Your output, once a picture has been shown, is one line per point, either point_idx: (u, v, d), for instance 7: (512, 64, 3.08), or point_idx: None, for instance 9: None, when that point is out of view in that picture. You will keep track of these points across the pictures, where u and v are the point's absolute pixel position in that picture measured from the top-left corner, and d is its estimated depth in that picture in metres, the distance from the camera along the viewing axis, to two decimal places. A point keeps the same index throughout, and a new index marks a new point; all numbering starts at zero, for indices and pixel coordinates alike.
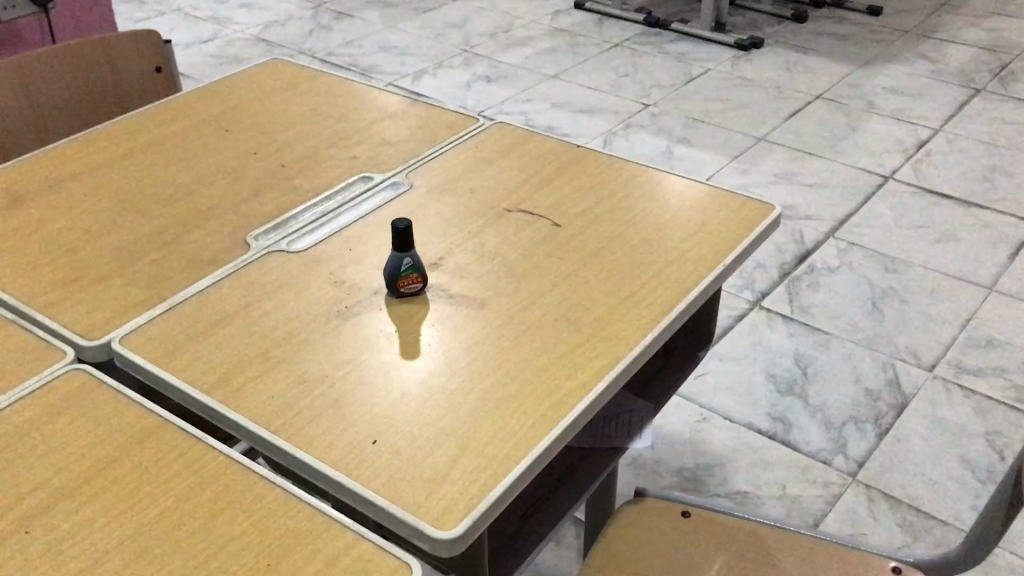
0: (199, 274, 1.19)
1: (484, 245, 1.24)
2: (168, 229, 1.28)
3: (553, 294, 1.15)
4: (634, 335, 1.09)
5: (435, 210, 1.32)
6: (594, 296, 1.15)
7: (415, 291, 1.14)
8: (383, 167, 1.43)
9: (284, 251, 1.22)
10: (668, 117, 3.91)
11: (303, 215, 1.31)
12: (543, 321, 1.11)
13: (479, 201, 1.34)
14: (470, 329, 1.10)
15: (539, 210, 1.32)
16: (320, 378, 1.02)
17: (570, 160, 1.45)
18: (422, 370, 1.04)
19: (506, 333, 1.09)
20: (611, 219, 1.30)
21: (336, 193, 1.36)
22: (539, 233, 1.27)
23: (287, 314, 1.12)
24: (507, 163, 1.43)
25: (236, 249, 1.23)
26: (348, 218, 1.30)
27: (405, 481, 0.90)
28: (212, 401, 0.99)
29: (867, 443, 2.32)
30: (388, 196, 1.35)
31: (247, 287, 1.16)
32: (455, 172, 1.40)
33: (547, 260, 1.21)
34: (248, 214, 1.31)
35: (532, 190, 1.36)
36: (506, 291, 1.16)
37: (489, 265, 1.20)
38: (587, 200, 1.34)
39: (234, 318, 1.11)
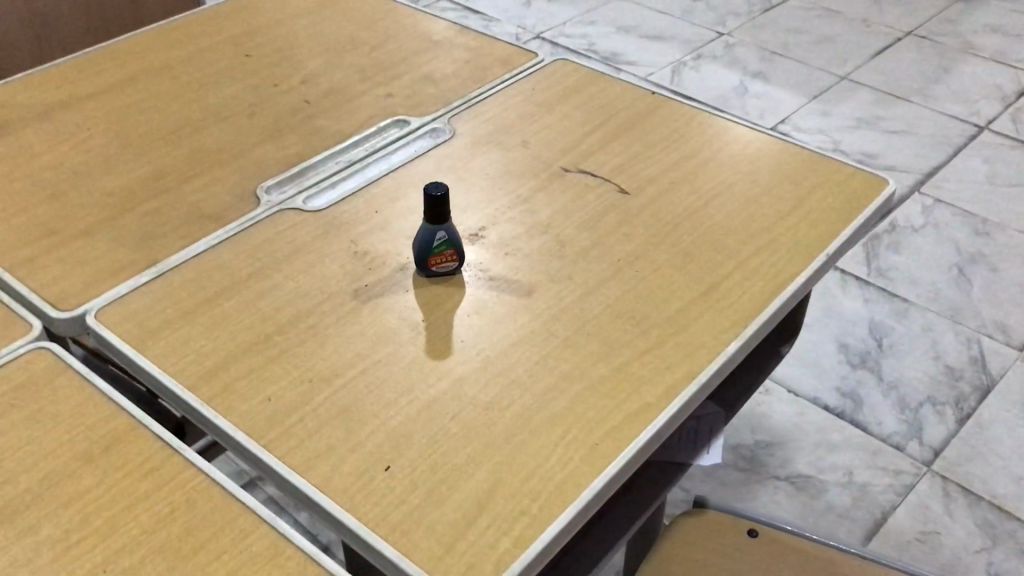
0: (198, 233, 1.01)
1: (536, 215, 1.04)
2: (168, 173, 1.09)
3: (616, 282, 0.95)
4: (714, 343, 0.89)
5: (480, 166, 1.11)
6: (667, 286, 0.95)
7: (450, 269, 0.95)
8: (422, 109, 1.22)
9: (299, 209, 1.04)
10: (743, 48, 3.60)
11: (326, 165, 1.12)
12: (603, 316, 0.91)
13: (533, 157, 1.13)
14: (512, 323, 0.91)
15: (603, 173, 1.10)
16: (328, 377, 0.84)
17: (644, 110, 1.22)
18: (451, 374, 0.85)
19: (557, 331, 0.90)
20: (690, 188, 1.08)
21: (366, 139, 1.17)
22: (602, 202, 1.06)
23: (295, 291, 0.93)
24: (568, 110, 1.22)
25: (244, 204, 1.05)
26: (377, 171, 1.11)
27: (422, 525, 0.72)
28: (197, 401, 0.82)
29: (946, 428, 2.11)
30: (425, 146, 1.15)
31: (252, 254, 0.98)
32: (506, 120, 1.19)
33: (611, 237, 1.01)
34: (262, 161, 1.12)
35: (596, 146, 1.15)
36: (559, 277, 0.96)
37: (541, 241, 1.00)
38: (661, 163, 1.12)
39: (233, 292, 0.93)
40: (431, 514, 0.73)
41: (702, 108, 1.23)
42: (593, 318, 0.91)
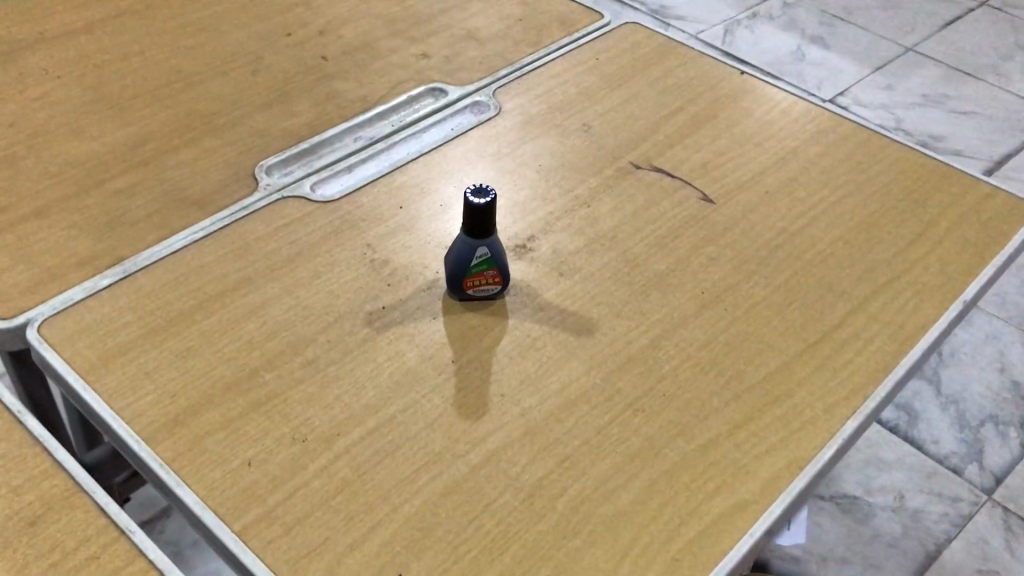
0: (178, 222, 0.81)
1: (599, 225, 0.84)
2: (148, 139, 0.89)
3: (698, 323, 0.75)
4: (825, 418, 0.69)
5: (530, 156, 0.91)
6: (763, 336, 0.75)
7: (490, 293, 0.76)
8: (463, 75, 1.01)
9: (306, 199, 0.83)
10: (801, 9, 3.33)
11: (343, 141, 0.92)
12: (683, 372, 0.71)
13: (595, 147, 0.92)
14: (567, 372, 0.71)
15: (682, 173, 0.90)
16: (328, 436, 0.65)
17: (731, 93, 1.01)
18: (488, 441, 0.65)
19: (624, 387, 0.70)
20: (790, 200, 0.87)
21: (393, 111, 0.96)
22: (680, 213, 0.85)
23: (294, 310, 0.74)
24: (640, 89, 1.00)
25: (239, 187, 0.85)
26: (405, 153, 0.90)
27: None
28: (157, 462, 0.63)
29: (1009, 452, 1.90)
30: (464, 125, 0.94)
31: (244, 255, 0.78)
32: (563, 98, 0.98)
33: (692, 261, 0.81)
34: (265, 130, 0.91)
35: (674, 137, 0.94)
36: (625, 310, 0.76)
37: (603, 261, 0.80)
38: (755, 163, 0.91)
39: (216, 307, 0.73)
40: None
41: (803, 96, 1.01)
42: (671, 374, 0.71)
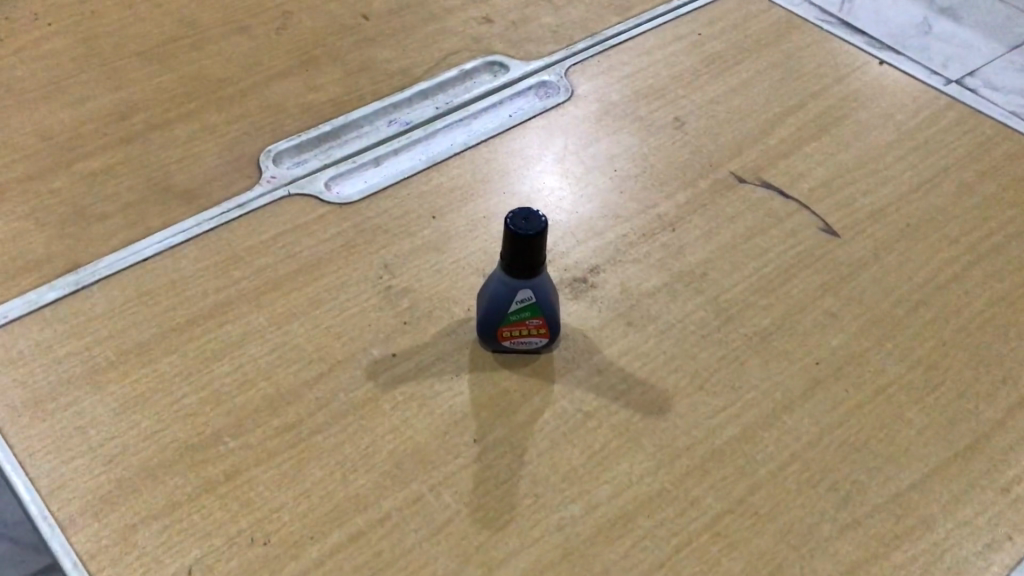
0: (155, 219, 0.65)
1: (684, 257, 0.65)
2: (137, 108, 0.73)
3: (806, 410, 0.56)
4: (980, 566, 0.50)
5: (603, 159, 0.72)
6: (896, 436, 0.55)
7: (533, 346, 0.58)
8: (531, 46, 0.82)
9: (316, 200, 0.66)
10: None
11: (374, 123, 0.74)
12: (782, 481, 0.53)
13: (687, 151, 0.73)
14: (625, 467, 0.53)
15: (799, 194, 0.70)
16: (298, 540, 0.49)
17: (867, 87, 0.79)
18: (510, 564, 0.48)
19: (702, 498, 0.52)
20: (940, 239, 0.67)
21: (440, 88, 0.78)
22: (792, 249, 0.66)
23: (280, 351, 0.57)
24: (750, 76, 0.80)
25: (238, 176, 0.68)
26: (447, 144, 0.72)
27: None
28: (70, 560, 0.48)
29: None
30: (525, 112, 0.75)
31: (227, 269, 0.61)
32: (652, 83, 0.78)
33: (804, 319, 0.61)
34: (280, 105, 0.74)
35: (791, 144, 0.74)
36: (711, 383, 0.57)
37: (686, 308, 0.62)
38: (896, 184, 0.70)
39: (181, 339, 0.57)
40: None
41: (948, 92, 0.80)
42: (767, 484, 0.53)
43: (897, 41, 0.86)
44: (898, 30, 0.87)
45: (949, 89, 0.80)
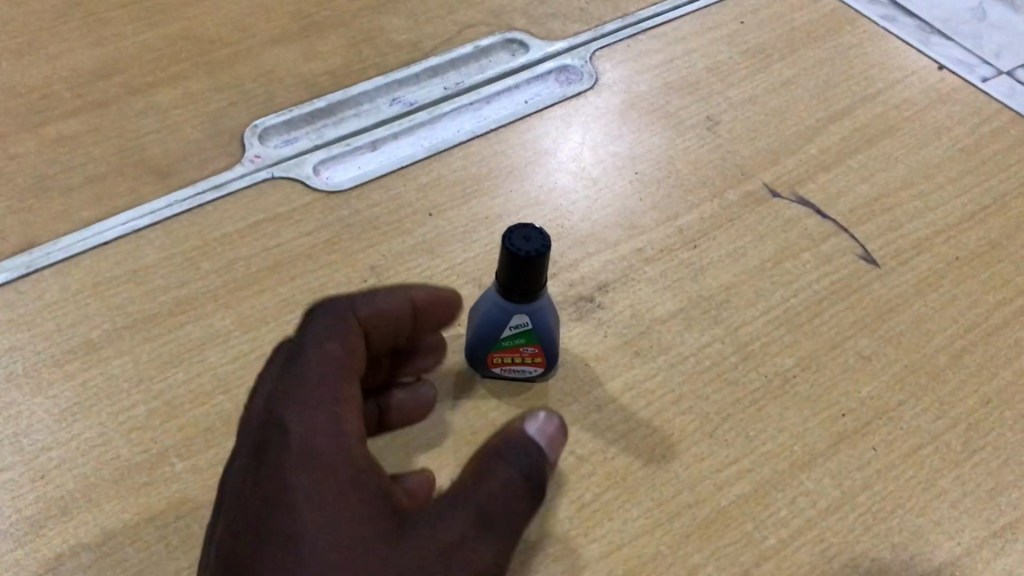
0: (122, 195, 0.59)
1: (704, 279, 0.58)
2: (118, 69, 0.66)
3: (827, 470, 0.50)
4: None
5: (624, 159, 0.65)
6: (927, 506, 0.49)
7: (527, 373, 0.52)
8: (554, 24, 0.75)
9: (302, 186, 0.60)
10: None
11: (375, 101, 0.67)
12: (794, 552, 0.47)
13: (719, 155, 0.66)
14: (617, 524, 0.47)
15: (839, 214, 0.63)
16: None
17: (924, 95, 0.71)
18: None
19: (701, 566, 0.46)
20: (993, 278, 0.59)
21: (452, 66, 0.70)
22: (825, 278, 0.59)
23: (244, 359, 0.51)
24: (794, 74, 0.72)
25: (219, 153, 0.62)
26: (453, 131, 0.66)
27: None
28: None
29: None
30: (541, 100, 0.68)
31: (195, 261, 0.55)
32: (685, 75, 0.71)
33: (832, 360, 0.55)
34: (272, 74, 0.67)
35: (834, 156, 0.66)
36: (721, 429, 0.51)
37: (701, 340, 0.55)
38: (947, 210, 0.63)
39: (136, 339, 0.51)
40: (429, 349, 0.51)
41: (1015, 105, 0.71)
42: (776, 554, 0.47)
43: (951, 24, 0.78)
44: (953, 7, 0.80)
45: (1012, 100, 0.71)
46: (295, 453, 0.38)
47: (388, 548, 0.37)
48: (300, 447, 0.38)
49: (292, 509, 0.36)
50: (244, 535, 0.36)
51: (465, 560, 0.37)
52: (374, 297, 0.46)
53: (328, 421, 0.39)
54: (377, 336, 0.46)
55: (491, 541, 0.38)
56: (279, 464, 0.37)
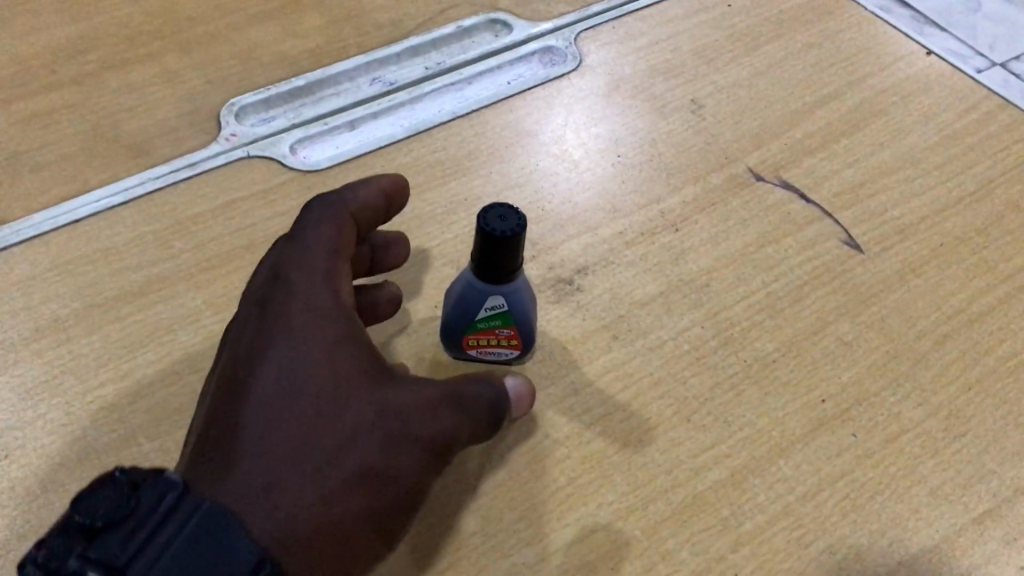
0: (94, 172, 0.58)
1: (685, 263, 0.57)
2: (93, 45, 0.65)
3: (805, 455, 0.49)
4: None
5: (606, 141, 0.64)
6: (905, 493, 0.48)
7: (502, 356, 0.52)
8: (539, 5, 0.74)
9: (278, 165, 0.59)
10: None
11: (355, 80, 0.66)
12: (771, 538, 0.46)
13: (702, 139, 0.65)
14: (591, 509, 0.47)
15: (822, 198, 0.62)
16: None
17: (912, 81, 0.71)
18: None
19: (675, 552, 0.45)
20: (978, 265, 0.59)
21: (434, 46, 0.69)
22: (808, 263, 0.58)
23: (216, 340, 0.50)
24: (780, 58, 0.71)
25: (195, 131, 0.61)
26: (434, 111, 0.65)
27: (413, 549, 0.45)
28: None
29: None
30: (524, 81, 0.68)
31: (168, 240, 0.54)
32: (671, 58, 0.70)
33: (813, 346, 0.54)
34: (251, 52, 0.66)
35: (819, 141, 0.65)
36: (699, 414, 0.51)
37: (681, 324, 0.54)
38: (933, 196, 0.62)
39: (105, 318, 0.51)
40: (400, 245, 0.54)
41: (1007, 95, 0.70)
42: (752, 540, 0.46)
43: (946, 16, 0.77)
44: None
45: (1005, 90, 0.70)
46: (296, 299, 0.44)
47: (362, 391, 0.42)
48: (303, 306, 0.44)
49: (296, 352, 0.42)
50: (241, 364, 0.43)
51: (437, 420, 0.43)
52: (359, 191, 0.50)
53: (325, 287, 0.45)
54: (365, 225, 0.50)
55: (456, 403, 0.44)
56: (280, 308, 0.44)
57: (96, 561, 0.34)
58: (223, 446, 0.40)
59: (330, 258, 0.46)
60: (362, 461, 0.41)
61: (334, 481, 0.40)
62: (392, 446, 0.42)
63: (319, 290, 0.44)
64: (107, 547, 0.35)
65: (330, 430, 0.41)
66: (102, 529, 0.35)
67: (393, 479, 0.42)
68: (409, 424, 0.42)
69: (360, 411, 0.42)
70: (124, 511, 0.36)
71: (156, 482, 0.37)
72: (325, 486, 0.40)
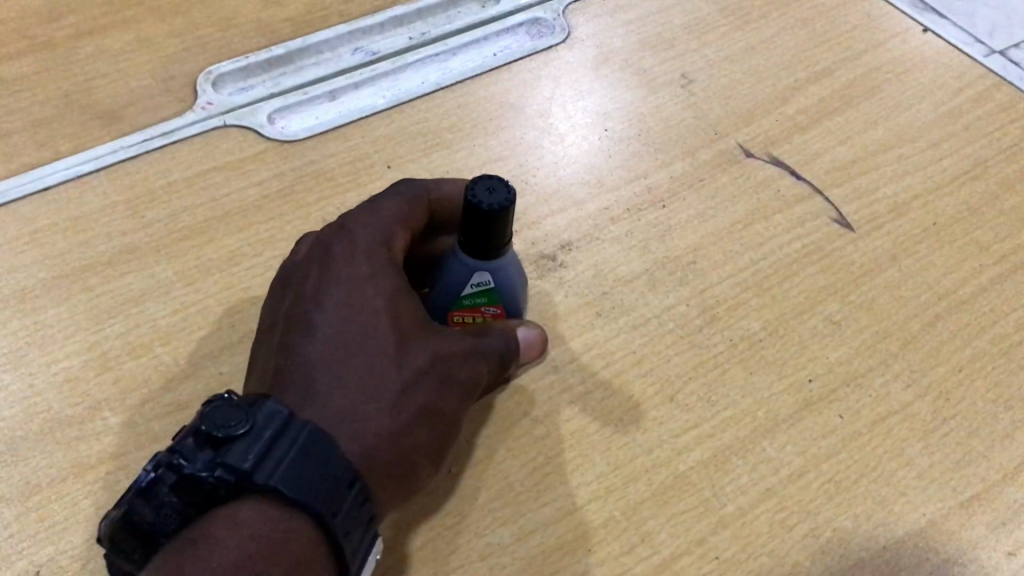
0: (66, 140, 0.56)
1: (671, 240, 0.56)
2: (67, 10, 0.63)
3: (790, 436, 0.48)
4: None
5: (595, 115, 0.63)
6: (892, 476, 0.47)
7: None
8: None
9: (255, 135, 0.58)
10: None
11: (336, 50, 0.65)
12: (753, 520, 0.45)
13: (692, 114, 0.63)
14: (570, 488, 0.46)
15: (813, 176, 0.60)
16: None
17: (907, 58, 0.69)
18: None
19: (655, 533, 0.44)
20: (970, 245, 0.57)
21: (418, 15, 0.68)
22: (797, 241, 0.57)
23: (186, 312, 0.49)
24: (773, 34, 0.69)
25: (170, 99, 0.59)
26: (417, 83, 0.63)
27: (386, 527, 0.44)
28: None
29: None
30: (510, 53, 0.66)
31: (139, 209, 0.53)
32: (661, 31, 0.69)
33: (800, 325, 0.53)
34: (231, 19, 0.65)
35: (811, 117, 0.64)
36: (682, 393, 0.49)
37: (665, 302, 0.53)
38: (926, 175, 0.61)
39: (72, 288, 0.49)
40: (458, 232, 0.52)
41: (1003, 74, 0.68)
42: (733, 521, 0.45)
43: None
44: None
45: (1001, 70, 0.69)
46: (357, 249, 0.43)
47: (419, 337, 0.43)
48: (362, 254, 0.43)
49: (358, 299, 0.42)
50: (304, 307, 0.42)
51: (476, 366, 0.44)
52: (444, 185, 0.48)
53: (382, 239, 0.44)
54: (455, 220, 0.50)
55: (487, 357, 0.45)
56: (341, 256, 0.43)
57: (226, 467, 0.35)
58: (297, 382, 0.40)
59: (398, 228, 0.45)
60: (426, 401, 0.41)
61: (405, 417, 0.41)
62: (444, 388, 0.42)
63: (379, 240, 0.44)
64: (232, 457, 0.36)
65: (395, 370, 0.41)
66: (225, 440, 0.36)
67: (447, 418, 0.42)
68: (458, 369, 0.43)
69: (421, 354, 0.42)
70: (243, 425, 0.36)
71: (266, 403, 0.37)
72: (398, 421, 0.40)
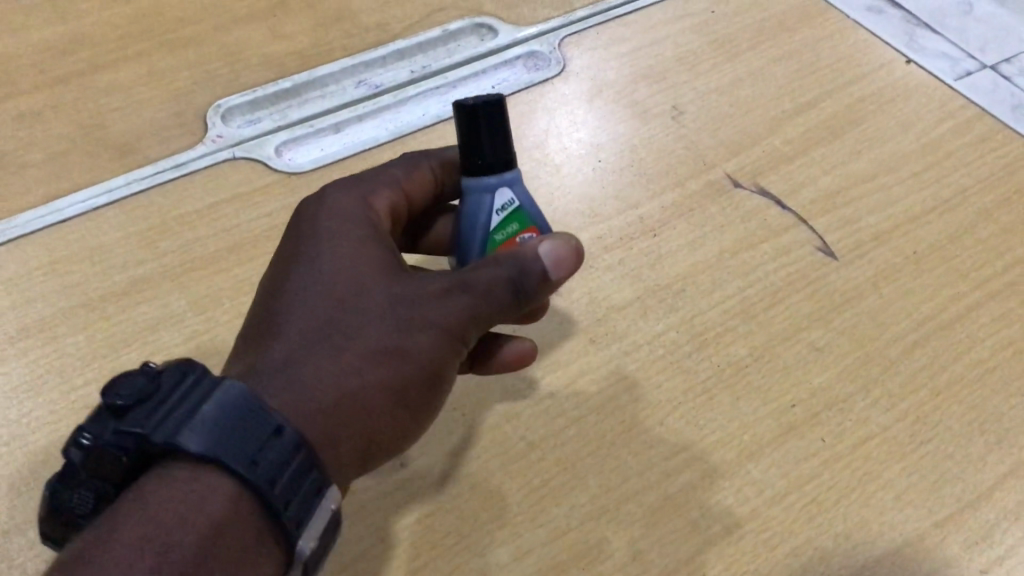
0: (81, 172, 0.58)
1: (661, 268, 0.59)
2: (81, 45, 0.66)
3: (774, 459, 0.51)
4: None
5: (588, 146, 0.65)
6: (872, 497, 0.50)
7: None
8: (525, 9, 0.75)
9: (263, 167, 0.60)
10: None
11: (341, 84, 0.67)
12: (739, 540, 0.47)
13: (682, 144, 0.66)
14: (564, 509, 0.48)
15: (799, 205, 0.63)
16: None
17: (891, 89, 0.72)
18: None
19: (644, 552, 0.47)
20: (949, 272, 0.60)
21: (419, 49, 0.70)
22: (783, 269, 0.59)
23: (199, 340, 0.51)
24: (761, 66, 0.72)
25: (181, 133, 0.61)
26: (418, 115, 0.66)
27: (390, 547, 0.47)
28: None
29: None
30: (508, 86, 0.69)
31: (152, 240, 0.55)
32: (654, 64, 0.71)
33: (785, 351, 0.55)
34: (238, 53, 0.67)
35: (798, 148, 0.66)
36: (672, 417, 0.52)
37: (656, 329, 0.56)
38: (907, 204, 0.63)
39: (89, 317, 0.51)
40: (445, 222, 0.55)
41: (984, 102, 0.71)
42: (719, 541, 0.47)
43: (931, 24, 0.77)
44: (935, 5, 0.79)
45: (983, 99, 0.71)
46: (325, 219, 0.46)
47: (381, 284, 0.43)
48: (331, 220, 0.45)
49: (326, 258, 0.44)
50: (281, 274, 0.44)
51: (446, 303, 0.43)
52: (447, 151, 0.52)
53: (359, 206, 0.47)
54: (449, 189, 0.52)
55: (471, 288, 0.43)
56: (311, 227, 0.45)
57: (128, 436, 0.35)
58: (265, 340, 0.42)
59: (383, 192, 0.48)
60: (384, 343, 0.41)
61: (362, 360, 0.41)
62: (405, 329, 0.42)
63: (355, 204, 0.47)
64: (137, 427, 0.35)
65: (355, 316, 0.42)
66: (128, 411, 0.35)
67: (410, 358, 0.42)
68: (428, 310, 0.42)
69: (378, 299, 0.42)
70: (148, 393, 0.36)
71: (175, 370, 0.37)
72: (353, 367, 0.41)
